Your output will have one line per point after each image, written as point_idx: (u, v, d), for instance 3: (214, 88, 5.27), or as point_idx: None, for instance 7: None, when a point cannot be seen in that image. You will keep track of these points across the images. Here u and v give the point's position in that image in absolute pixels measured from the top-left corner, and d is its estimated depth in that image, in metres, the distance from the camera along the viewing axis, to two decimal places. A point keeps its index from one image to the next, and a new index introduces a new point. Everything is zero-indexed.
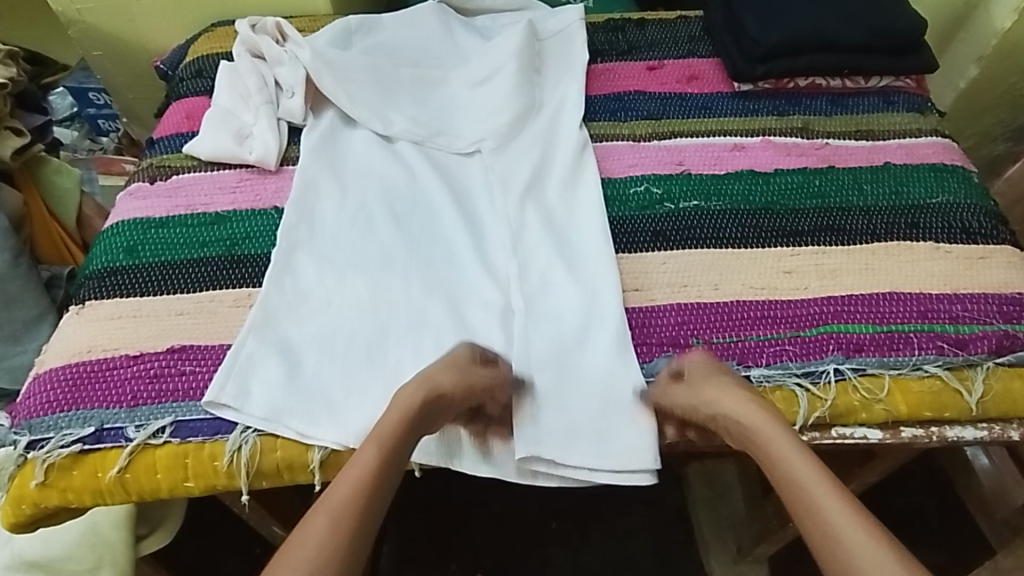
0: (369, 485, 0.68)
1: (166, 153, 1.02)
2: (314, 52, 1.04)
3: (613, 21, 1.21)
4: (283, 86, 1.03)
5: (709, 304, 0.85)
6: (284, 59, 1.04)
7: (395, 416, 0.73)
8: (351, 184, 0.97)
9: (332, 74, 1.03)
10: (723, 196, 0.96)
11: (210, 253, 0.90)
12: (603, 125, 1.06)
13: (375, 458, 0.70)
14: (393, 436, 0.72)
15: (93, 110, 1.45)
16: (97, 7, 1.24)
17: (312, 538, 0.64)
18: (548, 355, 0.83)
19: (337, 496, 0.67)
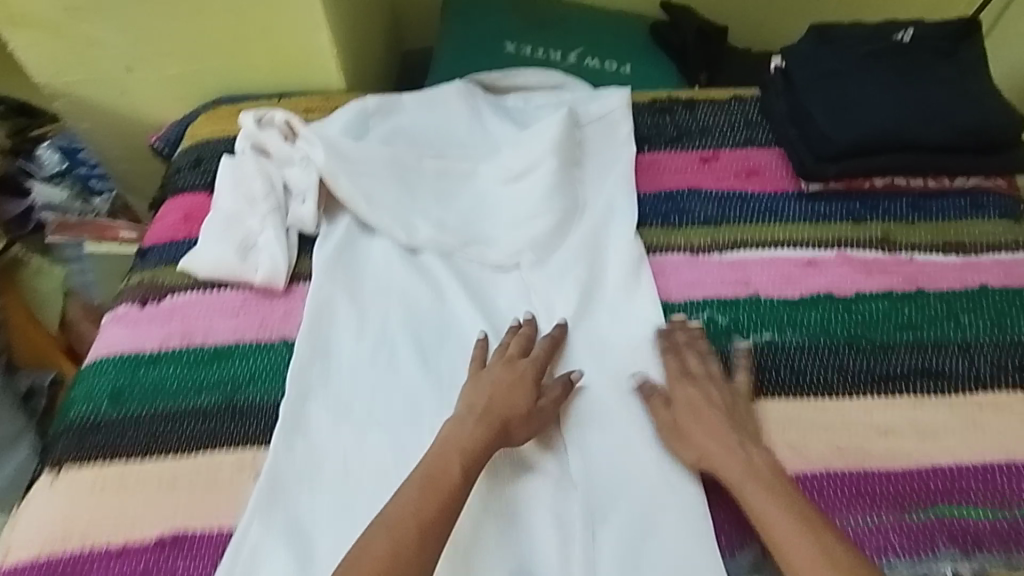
0: (457, 500, 0.67)
1: (159, 265, 0.89)
2: (330, 148, 0.91)
3: (659, 102, 1.08)
4: (293, 190, 0.91)
5: (795, 475, 0.73)
6: (295, 158, 0.91)
7: (464, 433, 0.71)
8: (371, 306, 0.85)
9: (350, 176, 0.91)
10: (798, 328, 0.84)
11: (208, 401, 0.77)
12: (656, 232, 0.93)
13: (461, 475, 0.68)
14: (469, 453, 0.70)
15: (86, 168, 1.23)
16: (84, 79, 1.10)
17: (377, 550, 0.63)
18: (607, 535, 0.71)
19: (410, 514, 0.65)
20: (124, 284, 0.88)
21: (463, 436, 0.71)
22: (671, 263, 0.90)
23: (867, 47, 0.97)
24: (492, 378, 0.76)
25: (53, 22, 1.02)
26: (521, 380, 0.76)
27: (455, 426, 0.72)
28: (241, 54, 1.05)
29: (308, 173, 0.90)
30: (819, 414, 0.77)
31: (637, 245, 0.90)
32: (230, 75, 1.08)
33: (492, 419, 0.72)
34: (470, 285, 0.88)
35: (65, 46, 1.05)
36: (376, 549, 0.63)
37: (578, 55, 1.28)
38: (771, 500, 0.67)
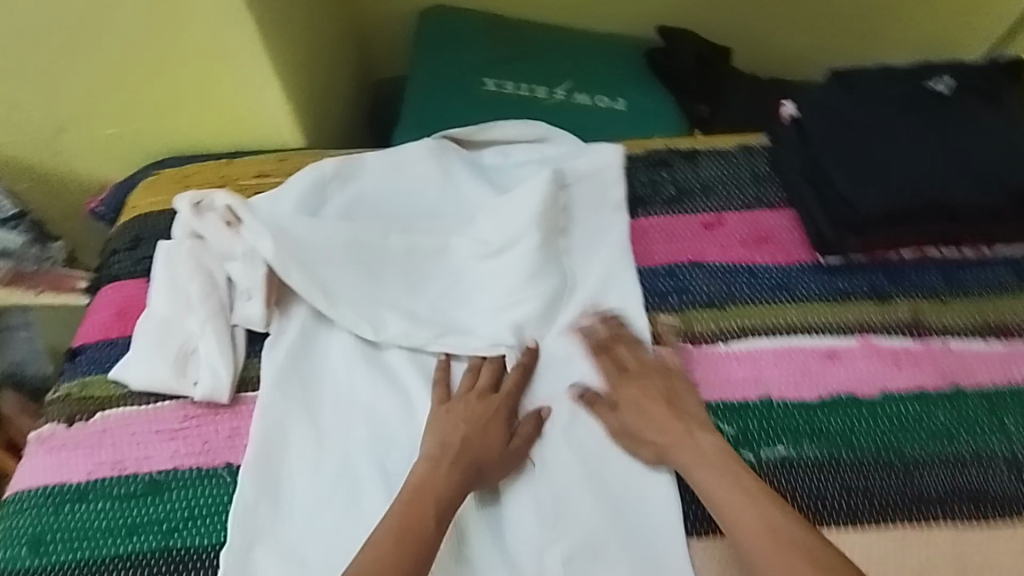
0: (431, 549, 0.64)
1: (89, 373, 0.79)
2: (283, 238, 0.80)
3: (656, 153, 0.97)
4: (237, 286, 0.80)
5: None
6: (237, 252, 0.81)
7: (428, 476, 0.68)
8: (330, 426, 0.75)
9: (305, 270, 0.80)
10: (818, 437, 0.73)
11: (140, 547, 0.68)
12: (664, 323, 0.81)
13: (435, 523, 0.65)
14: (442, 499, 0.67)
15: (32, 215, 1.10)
16: (12, 141, 0.98)
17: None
18: None
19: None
20: (52, 395, 0.79)
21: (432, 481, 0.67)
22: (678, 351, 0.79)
23: (892, 97, 0.86)
24: (458, 418, 0.73)
25: None
26: (493, 417, 0.73)
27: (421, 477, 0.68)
28: (180, 116, 0.93)
29: (252, 266, 0.80)
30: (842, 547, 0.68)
31: (629, 337, 0.79)
32: (172, 136, 0.97)
33: (465, 460, 0.69)
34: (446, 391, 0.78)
35: None
36: None
37: (566, 90, 1.15)
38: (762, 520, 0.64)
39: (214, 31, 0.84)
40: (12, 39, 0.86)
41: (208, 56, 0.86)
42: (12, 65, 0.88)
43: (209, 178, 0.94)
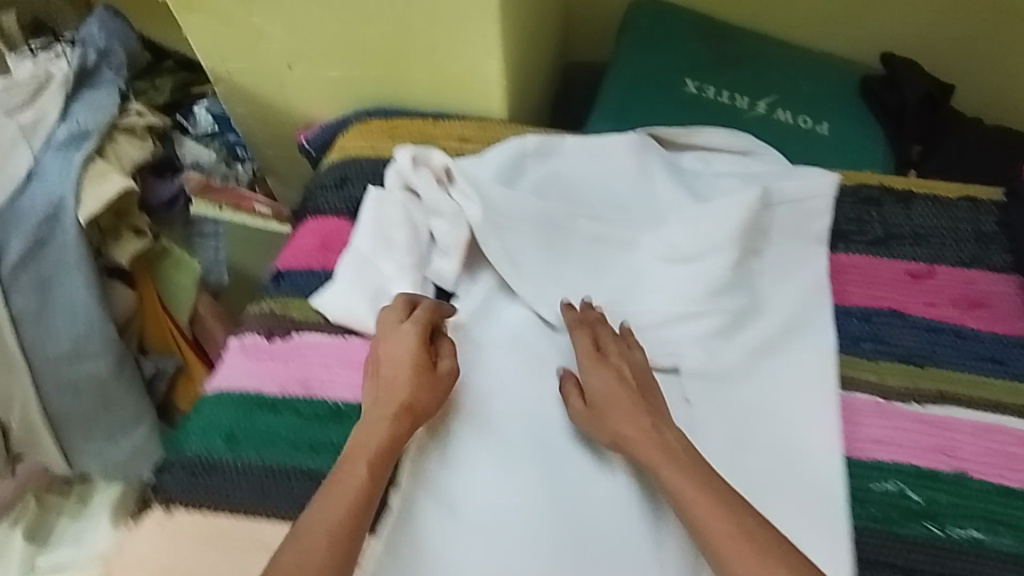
0: (368, 501, 0.67)
1: (290, 293, 0.85)
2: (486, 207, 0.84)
3: (865, 188, 0.90)
4: (437, 242, 0.84)
5: None
6: (444, 211, 0.84)
7: (382, 424, 0.70)
8: (496, 394, 0.77)
9: (501, 240, 0.83)
10: (1016, 531, 0.68)
11: (319, 466, 0.74)
12: (604, 332, 0.77)
13: (367, 475, 0.68)
14: (387, 450, 0.70)
15: (235, 135, 1.25)
16: (246, 68, 1.07)
17: (315, 555, 0.63)
18: None
19: (331, 518, 0.65)
20: (255, 307, 0.86)
21: (380, 428, 0.70)
22: (628, 358, 0.75)
23: None
24: (386, 364, 0.74)
25: (224, 11, 0.99)
26: (405, 360, 0.73)
27: (374, 426, 0.71)
28: (404, 72, 0.98)
29: (457, 224, 0.83)
30: None
31: (814, 374, 0.76)
32: (389, 87, 1.02)
33: (392, 408, 0.71)
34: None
35: (231, 36, 1.02)
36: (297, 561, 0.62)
37: (768, 104, 1.11)
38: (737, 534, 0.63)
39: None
40: None
41: (446, 17, 0.89)
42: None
43: (414, 133, 0.98)
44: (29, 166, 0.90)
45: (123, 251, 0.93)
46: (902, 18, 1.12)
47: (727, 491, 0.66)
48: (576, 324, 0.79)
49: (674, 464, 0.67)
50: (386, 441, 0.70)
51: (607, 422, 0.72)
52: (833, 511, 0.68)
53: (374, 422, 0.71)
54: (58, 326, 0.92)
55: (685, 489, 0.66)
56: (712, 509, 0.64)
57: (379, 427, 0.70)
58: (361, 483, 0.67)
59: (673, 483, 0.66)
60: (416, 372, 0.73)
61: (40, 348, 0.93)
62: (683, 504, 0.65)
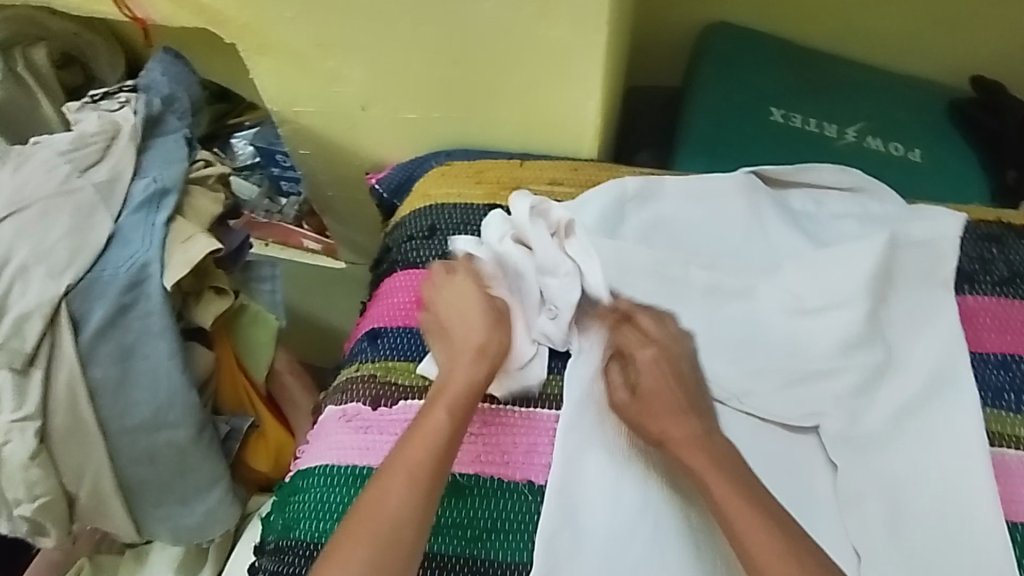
0: (448, 445, 0.69)
1: (391, 356, 0.81)
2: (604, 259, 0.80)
3: (985, 226, 0.87)
4: (547, 301, 0.79)
5: None
6: (560, 270, 0.79)
7: (464, 378, 0.72)
8: (625, 462, 0.72)
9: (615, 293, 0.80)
10: None
11: (444, 550, 0.69)
12: (645, 321, 0.74)
13: (446, 422, 0.70)
14: (465, 399, 0.71)
15: (276, 169, 1.23)
16: (316, 110, 1.02)
17: (393, 505, 0.65)
18: None
19: (416, 463, 0.68)
20: (353, 371, 0.81)
21: (458, 373, 0.73)
22: (679, 354, 0.72)
23: None
24: (461, 304, 0.76)
25: (300, 55, 0.94)
26: (479, 302, 0.76)
27: (455, 377, 0.72)
28: (491, 113, 0.95)
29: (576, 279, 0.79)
30: None
31: (961, 429, 0.72)
32: (471, 128, 0.98)
33: (471, 349, 0.73)
34: (753, 452, 0.72)
35: (304, 80, 0.98)
36: (383, 498, 0.66)
37: (858, 132, 1.07)
38: (769, 529, 0.62)
39: (569, 35, 0.83)
40: (363, 20, 0.88)
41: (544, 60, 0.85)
42: (351, 42, 0.91)
43: (503, 177, 0.94)
44: (108, 234, 0.85)
45: (206, 312, 0.89)
46: (992, 38, 1.08)
47: (772, 509, 0.64)
48: (620, 321, 0.76)
49: (722, 473, 0.65)
50: (464, 391, 0.71)
51: (653, 426, 0.69)
52: None
53: (456, 370, 0.73)
54: (138, 397, 0.87)
55: (731, 503, 0.64)
56: (761, 528, 0.62)
57: (457, 372, 0.73)
58: (444, 433, 0.69)
59: (709, 483, 0.65)
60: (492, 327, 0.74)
61: (118, 419, 0.88)
62: (724, 517, 0.64)
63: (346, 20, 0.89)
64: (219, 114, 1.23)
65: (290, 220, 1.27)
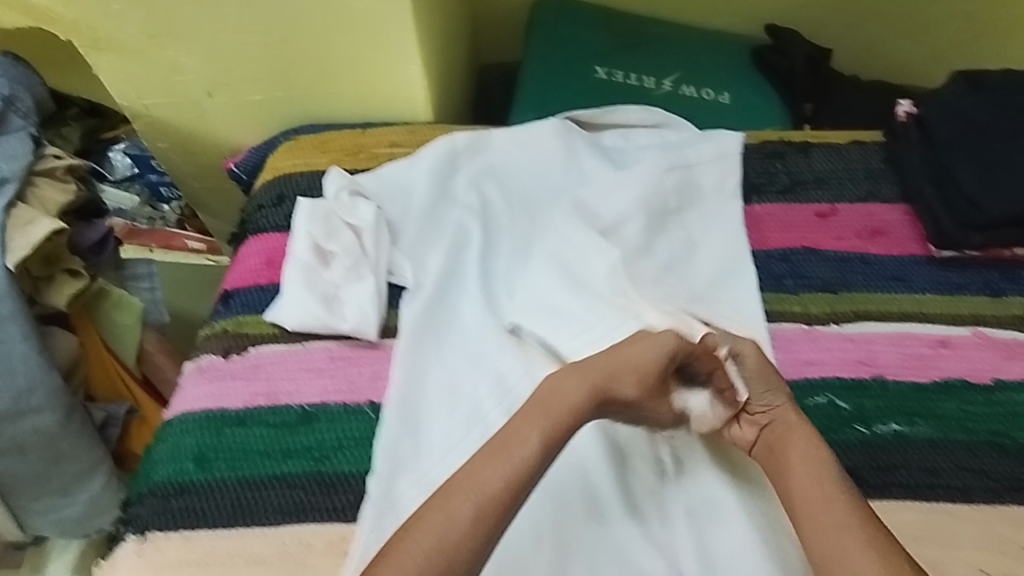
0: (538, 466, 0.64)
1: (243, 313, 0.86)
2: (420, 213, 0.90)
3: (770, 144, 0.99)
4: (346, 276, 0.85)
5: None
6: (341, 238, 0.87)
7: (574, 397, 0.67)
8: (460, 378, 0.80)
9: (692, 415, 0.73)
10: (932, 419, 0.76)
11: (296, 469, 0.74)
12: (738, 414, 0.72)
13: (537, 451, 0.64)
14: (570, 416, 0.66)
15: (155, 174, 1.24)
16: (164, 102, 1.07)
17: (459, 520, 0.61)
18: None
19: (489, 486, 0.62)
20: (207, 332, 0.86)
21: (585, 385, 0.68)
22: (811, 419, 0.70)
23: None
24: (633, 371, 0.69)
25: (134, 48, 0.99)
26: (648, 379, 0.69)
27: (563, 395, 0.67)
28: (327, 86, 1.02)
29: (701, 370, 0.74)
30: (949, 521, 0.70)
31: (745, 314, 0.84)
32: (313, 104, 1.05)
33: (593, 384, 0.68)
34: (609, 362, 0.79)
35: (145, 73, 1.02)
36: (453, 521, 0.61)
37: (674, 81, 1.20)
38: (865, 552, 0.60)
39: (379, 4, 0.91)
40: (188, 8, 0.94)
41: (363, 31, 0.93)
42: (181, 31, 0.96)
43: (344, 145, 1.00)
44: None
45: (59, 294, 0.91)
46: None
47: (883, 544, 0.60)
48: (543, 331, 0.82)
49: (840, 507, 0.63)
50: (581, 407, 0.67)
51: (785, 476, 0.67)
52: None
53: (583, 382, 0.68)
54: None
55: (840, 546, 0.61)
56: (842, 531, 0.62)
57: (574, 388, 0.68)
58: (528, 457, 0.64)
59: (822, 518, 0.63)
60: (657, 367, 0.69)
61: None
62: (792, 506, 0.65)
63: (171, 9, 0.94)
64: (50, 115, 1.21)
65: (173, 224, 1.27)
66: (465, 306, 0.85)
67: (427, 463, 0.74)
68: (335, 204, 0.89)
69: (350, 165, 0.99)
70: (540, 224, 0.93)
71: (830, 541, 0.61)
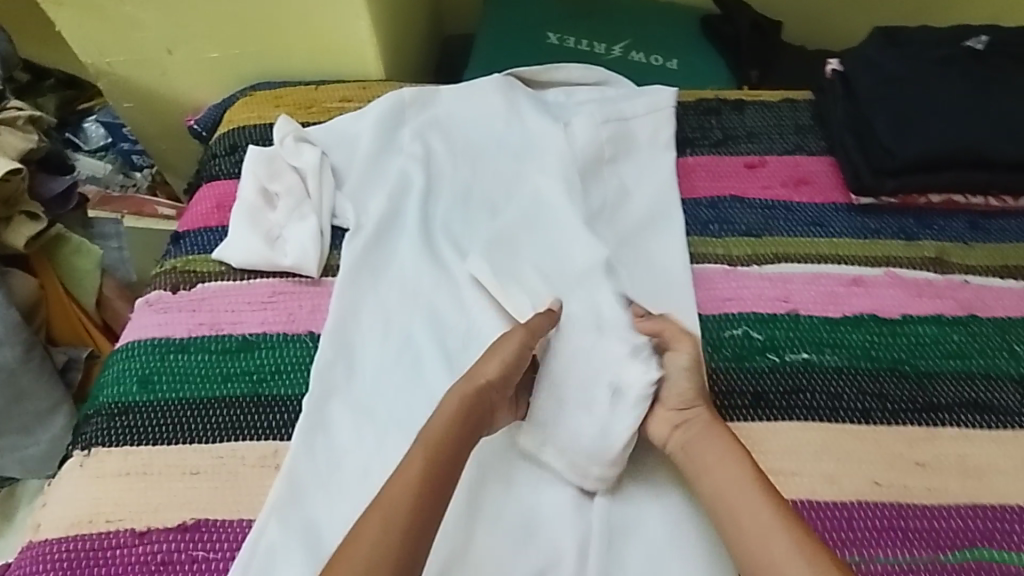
0: (436, 477, 0.66)
1: (192, 252, 0.90)
2: (364, 160, 0.94)
3: (706, 102, 1.03)
4: (289, 217, 0.89)
5: (840, 505, 0.70)
6: (285, 182, 0.91)
7: (442, 424, 0.69)
8: (395, 312, 0.83)
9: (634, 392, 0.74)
10: (839, 349, 0.80)
11: (235, 392, 0.78)
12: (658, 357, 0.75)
13: (429, 463, 0.66)
14: (443, 442, 0.68)
15: (127, 143, 1.30)
16: (125, 60, 1.10)
17: (369, 537, 0.62)
18: None
19: (395, 499, 0.64)
20: (158, 270, 0.89)
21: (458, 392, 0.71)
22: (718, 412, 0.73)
23: (938, 52, 0.92)
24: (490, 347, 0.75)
25: (95, 4, 1.03)
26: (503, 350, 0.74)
27: (434, 423, 0.69)
28: (282, 43, 1.06)
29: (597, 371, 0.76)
30: (848, 438, 0.74)
31: (671, 256, 0.88)
32: (270, 62, 1.09)
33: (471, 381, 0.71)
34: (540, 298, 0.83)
35: (106, 30, 1.06)
36: (368, 532, 0.62)
37: (624, 48, 1.24)
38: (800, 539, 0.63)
39: None
40: None
41: None
42: None
43: (298, 99, 1.04)
44: None
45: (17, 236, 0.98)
46: None
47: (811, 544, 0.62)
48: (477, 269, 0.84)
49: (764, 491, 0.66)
50: (442, 431, 0.68)
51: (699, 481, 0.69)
52: None
53: (455, 394, 0.71)
54: None
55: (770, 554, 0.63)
56: (768, 526, 0.64)
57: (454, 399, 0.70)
58: (423, 469, 0.66)
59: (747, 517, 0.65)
60: (502, 371, 0.73)
61: None
62: (716, 505, 0.67)
63: None
64: (20, 83, 1.27)
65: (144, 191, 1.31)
66: (402, 246, 0.88)
67: (359, 387, 0.78)
68: (280, 152, 0.93)
69: (303, 118, 1.03)
70: (481, 175, 0.95)
71: (761, 543, 0.63)
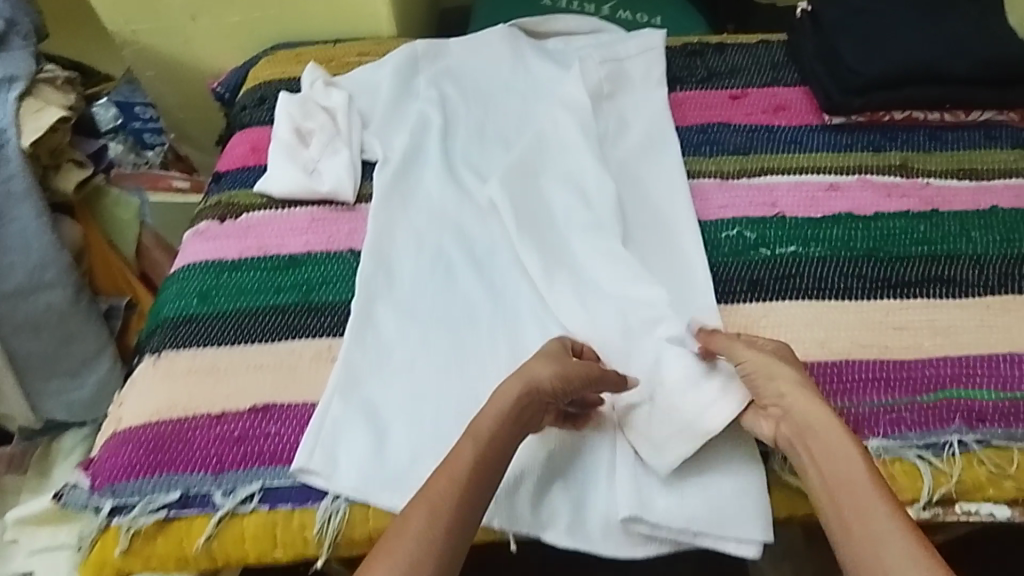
0: (478, 471, 0.67)
1: (234, 189, 0.98)
2: (387, 102, 1.03)
3: (691, 45, 1.14)
4: (322, 153, 0.98)
5: (831, 363, 0.81)
6: (316, 123, 1.00)
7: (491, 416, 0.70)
8: (426, 230, 0.92)
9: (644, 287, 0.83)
10: (821, 242, 0.91)
11: (286, 300, 0.86)
12: None
13: (474, 458, 0.67)
14: (498, 437, 0.69)
15: (138, 123, 1.30)
16: (150, 27, 1.18)
17: (414, 528, 0.63)
18: None
19: (437, 491, 0.65)
20: (202, 207, 0.97)
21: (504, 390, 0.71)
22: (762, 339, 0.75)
23: None
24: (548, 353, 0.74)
25: None
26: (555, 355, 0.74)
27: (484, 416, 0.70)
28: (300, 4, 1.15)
29: (618, 283, 0.84)
30: (834, 313, 0.85)
31: (671, 175, 0.97)
32: (288, 23, 1.17)
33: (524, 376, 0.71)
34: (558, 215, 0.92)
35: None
36: (414, 521, 0.64)
37: (612, 7, 1.35)
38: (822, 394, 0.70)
39: None
40: None
41: None
42: None
43: (318, 55, 1.13)
44: None
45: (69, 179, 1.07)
46: None
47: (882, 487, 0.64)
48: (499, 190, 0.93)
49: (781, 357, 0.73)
50: (495, 426, 0.69)
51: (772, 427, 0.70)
52: (694, 260, 0.89)
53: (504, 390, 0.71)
54: (12, 259, 1.02)
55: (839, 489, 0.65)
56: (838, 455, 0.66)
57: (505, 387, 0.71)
58: (468, 463, 0.67)
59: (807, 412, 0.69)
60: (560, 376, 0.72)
61: None
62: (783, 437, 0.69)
63: None
64: None
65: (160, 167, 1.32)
66: (426, 174, 0.97)
67: (399, 292, 0.87)
68: (313, 97, 1.03)
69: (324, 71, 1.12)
70: (494, 116, 1.04)
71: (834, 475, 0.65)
